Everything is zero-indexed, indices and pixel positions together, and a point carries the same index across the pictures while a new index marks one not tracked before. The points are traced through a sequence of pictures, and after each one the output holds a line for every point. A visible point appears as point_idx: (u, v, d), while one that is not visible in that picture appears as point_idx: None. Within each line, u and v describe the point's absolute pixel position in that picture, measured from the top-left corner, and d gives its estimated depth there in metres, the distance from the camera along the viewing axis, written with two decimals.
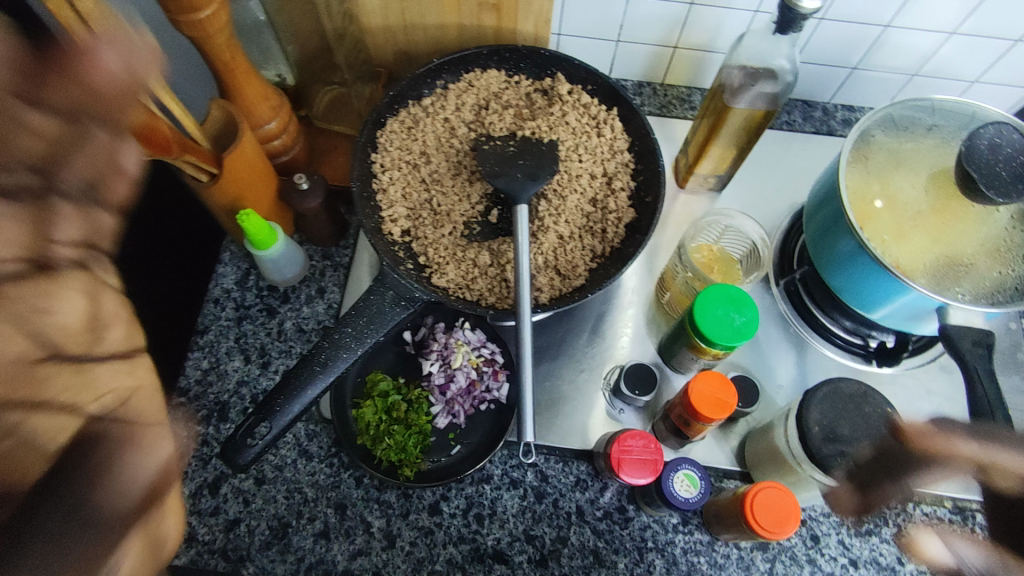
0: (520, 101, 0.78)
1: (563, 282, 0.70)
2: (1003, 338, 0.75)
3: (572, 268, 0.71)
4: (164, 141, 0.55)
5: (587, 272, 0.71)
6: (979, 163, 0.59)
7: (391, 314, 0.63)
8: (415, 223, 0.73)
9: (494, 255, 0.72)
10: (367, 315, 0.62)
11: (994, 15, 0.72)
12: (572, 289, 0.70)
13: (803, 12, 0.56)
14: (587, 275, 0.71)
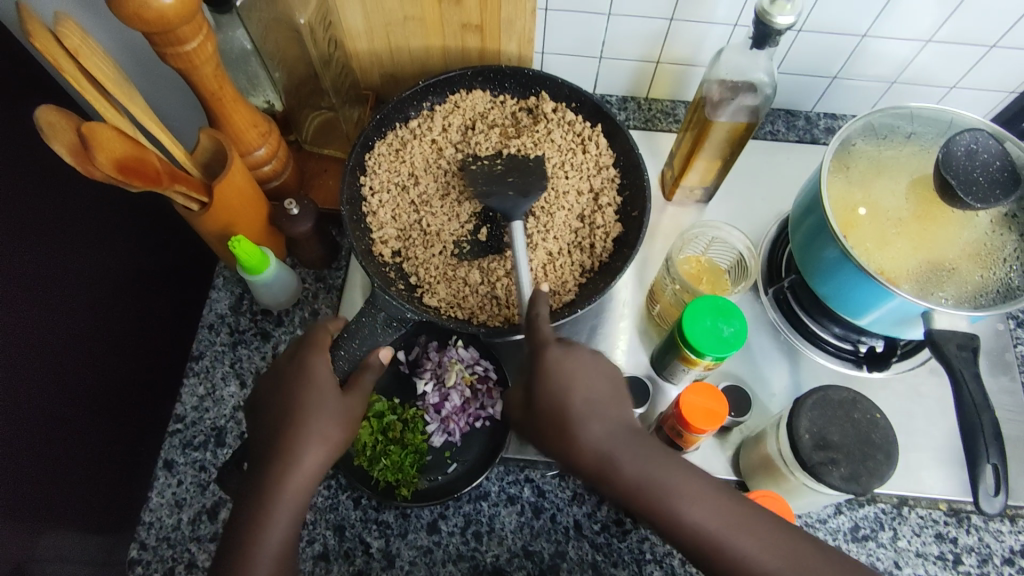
0: (506, 120, 0.79)
1: (553, 298, 0.71)
2: (991, 339, 0.76)
3: (561, 284, 0.72)
4: (155, 173, 0.55)
5: (576, 287, 0.72)
6: (957, 170, 0.60)
7: (382, 337, 0.63)
8: (405, 244, 0.74)
9: (484, 272, 0.72)
10: (359, 337, 0.62)
11: (968, 23, 0.74)
12: (562, 304, 0.71)
13: (777, 28, 0.58)
14: (575, 290, 0.72)
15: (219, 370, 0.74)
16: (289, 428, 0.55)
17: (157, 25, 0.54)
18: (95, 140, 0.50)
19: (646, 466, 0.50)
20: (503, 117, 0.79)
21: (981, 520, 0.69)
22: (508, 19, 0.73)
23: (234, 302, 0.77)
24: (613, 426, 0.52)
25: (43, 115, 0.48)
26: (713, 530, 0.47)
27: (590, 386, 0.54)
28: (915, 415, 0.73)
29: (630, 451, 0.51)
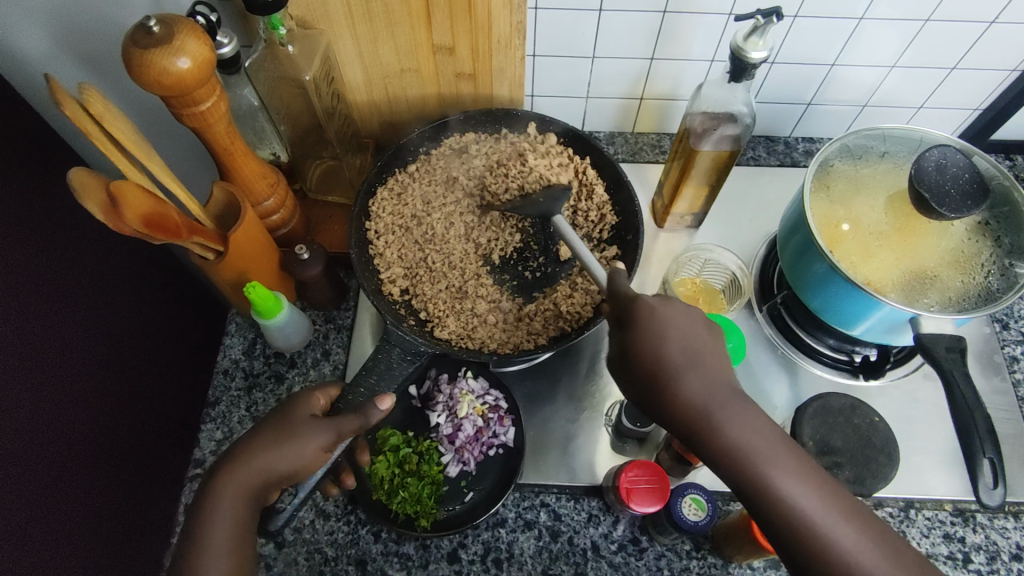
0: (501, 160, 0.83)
1: (567, 320, 0.73)
2: (979, 343, 0.80)
3: (577, 308, 0.74)
4: (174, 226, 0.58)
5: (591, 309, 0.74)
6: (930, 184, 0.63)
7: (400, 368, 0.65)
8: (412, 282, 0.76)
9: (491, 304, 0.76)
10: (376, 372, 0.64)
11: (928, 48, 0.79)
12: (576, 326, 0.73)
13: (752, 62, 0.62)
14: (592, 308, 0.74)
15: (235, 415, 0.76)
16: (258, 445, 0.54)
17: (175, 89, 0.58)
18: (123, 198, 0.53)
19: (744, 426, 0.47)
20: (491, 151, 0.83)
21: (986, 518, 0.71)
22: (499, 66, 0.78)
23: (247, 346, 0.79)
24: (710, 382, 0.49)
25: (77, 177, 0.50)
26: (810, 512, 0.45)
27: (687, 337, 0.51)
28: (913, 419, 0.76)
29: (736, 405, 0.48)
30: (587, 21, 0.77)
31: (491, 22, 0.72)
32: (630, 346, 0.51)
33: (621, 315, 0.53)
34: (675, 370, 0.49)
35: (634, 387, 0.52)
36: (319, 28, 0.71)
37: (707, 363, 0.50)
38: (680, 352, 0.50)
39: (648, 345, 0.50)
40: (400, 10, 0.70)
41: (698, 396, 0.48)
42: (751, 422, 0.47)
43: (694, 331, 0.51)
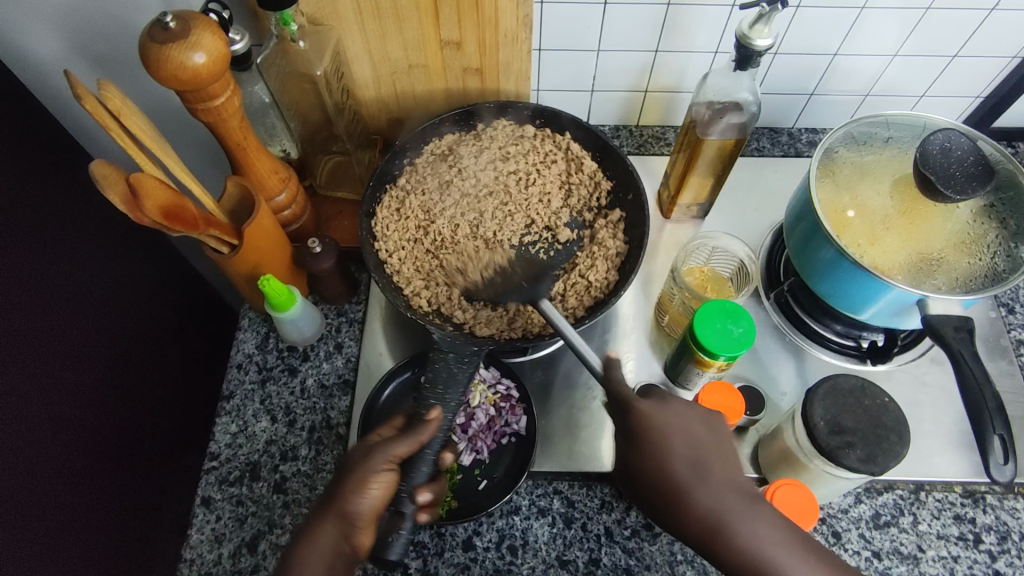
0: (489, 156, 0.84)
1: (598, 289, 0.75)
2: (985, 326, 0.80)
3: (602, 276, 0.75)
4: (193, 217, 0.59)
5: (617, 274, 0.75)
6: (935, 166, 0.64)
7: (462, 374, 0.63)
8: (432, 291, 0.75)
9: (523, 293, 0.75)
10: (442, 381, 0.63)
11: (929, 37, 0.80)
12: (608, 293, 0.74)
13: (758, 49, 0.63)
14: (615, 274, 0.75)
15: (250, 407, 0.76)
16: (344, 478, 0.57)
17: (191, 83, 0.59)
18: (143, 189, 0.54)
19: (726, 497, 0.53)
20: (477, 150, 0.84)
21: (997, 499, 0.71)
22: (505, 60, 0.79)
23: (260, 340, 0.80)
24: (696, 455, 0.54)
25: (98, 168, 0.52)
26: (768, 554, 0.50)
27: (686, 438, 0.54)
28: (922, 402, 0.76)
29: (728, 492, 0.53)
30: (592, 15, 0.78)
31: (498, 17, 0.73)
32: (632, 460, 0.56)
33: (627, 425, 0.56)
34: (673, 474, 0.53)
35: (637, 485, 0.56)
36: (329, 25, 0.72)
37: (702, 460, 0.54)
38: (687, 467, 0.53)
39: (654, 455, 0.54)
40: (409, 6, 0.71)
41: (682, 472, 0.53)
42: (752, 511, 0.52)
43: (692, 429, 0.55)
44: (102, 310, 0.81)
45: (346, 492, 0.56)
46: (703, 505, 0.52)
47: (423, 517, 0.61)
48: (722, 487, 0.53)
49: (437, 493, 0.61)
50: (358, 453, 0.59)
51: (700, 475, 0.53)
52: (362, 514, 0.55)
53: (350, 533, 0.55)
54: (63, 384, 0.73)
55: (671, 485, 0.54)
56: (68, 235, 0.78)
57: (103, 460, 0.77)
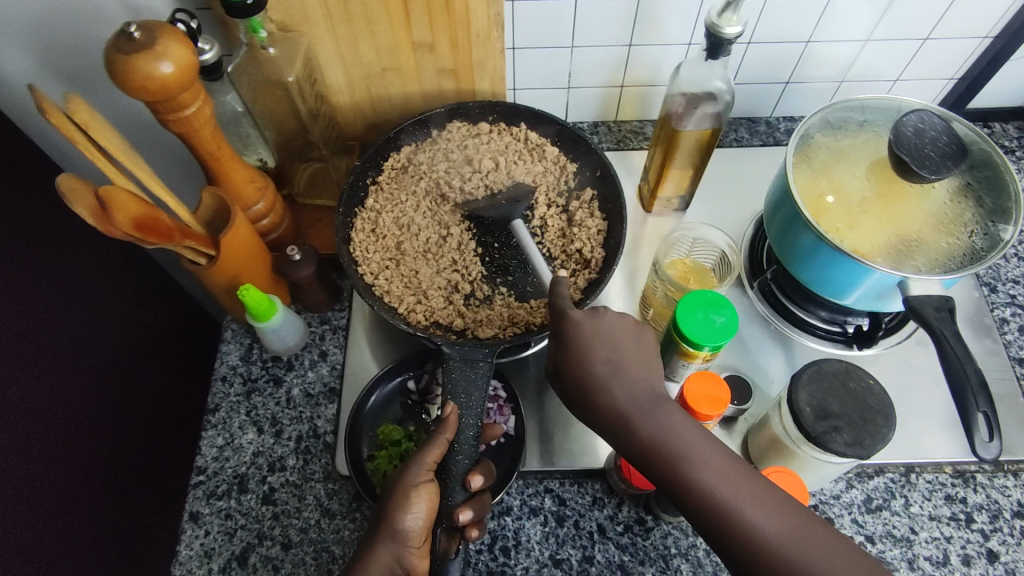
0: (449, 160, 0.83)
1: (588, 268, 0.76)
2: (969, 306, 0.80)
3: (588, 254, 0.76)
4: (167, 229, 0.59)
5: (602, 248, 0.76)
6: (909, 147, 0.64)
7: (481, 382, 0.64)
8: (425, 306, 0.73)
9: (514, 289, 0.76)
10: (463, 392, 0.64)
11: (899, 20, 0.81)
12: (598, 269, 0.75)
13: (727, 37, 0.63)
14: (602, 249, 0.76)
15: (236, 420, 0.76)
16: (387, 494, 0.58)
17: (158, 93, 0.58)
18: (113, 202, 0.54)
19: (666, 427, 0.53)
20: (437, 155, 0.83)
21: (987, 478, 0.72)
22: (479, 60, 0.78)
23: (244, 351, 0.79)
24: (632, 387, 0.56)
25: (66, 183, 0.51)
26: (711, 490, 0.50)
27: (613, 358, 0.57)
28: (908, 384, 0.76)
29: (673, 423, 0.53)
30: (564, 12, 0.78)
31: (469, 16, 0.73)
32: (563, 368, 0.58)
33: (557, 329, 0.60)
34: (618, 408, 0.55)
35: (583, 408, 0.58)
36: (299, 31, 0.72)
37: (642, 397, 0.55)
38: (605, 361, 0.57)
39: (576, 363, 0.57)
40: (378, 9, 0.71)
41: (625, 405, 0.55)
42: (694, 442, 0.52)
43: (619, 327, 0.59)
44: (81, 329, 0.80)
45: (394, 511, 0.56)
46: (644, 434, 0.54)
47: (474, 535, 0.61)
48: (666, 416, 0.54)
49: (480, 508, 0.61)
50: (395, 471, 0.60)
51: (644, 406, 0.55)
52: (413, 531, 0.56)
53: (404, 553, 0.56)
54: (42, 404, 0.72)
55: (622, 412, 0.55)
56: (42, 253, 0.77)
57: (86, 480, 0.76)
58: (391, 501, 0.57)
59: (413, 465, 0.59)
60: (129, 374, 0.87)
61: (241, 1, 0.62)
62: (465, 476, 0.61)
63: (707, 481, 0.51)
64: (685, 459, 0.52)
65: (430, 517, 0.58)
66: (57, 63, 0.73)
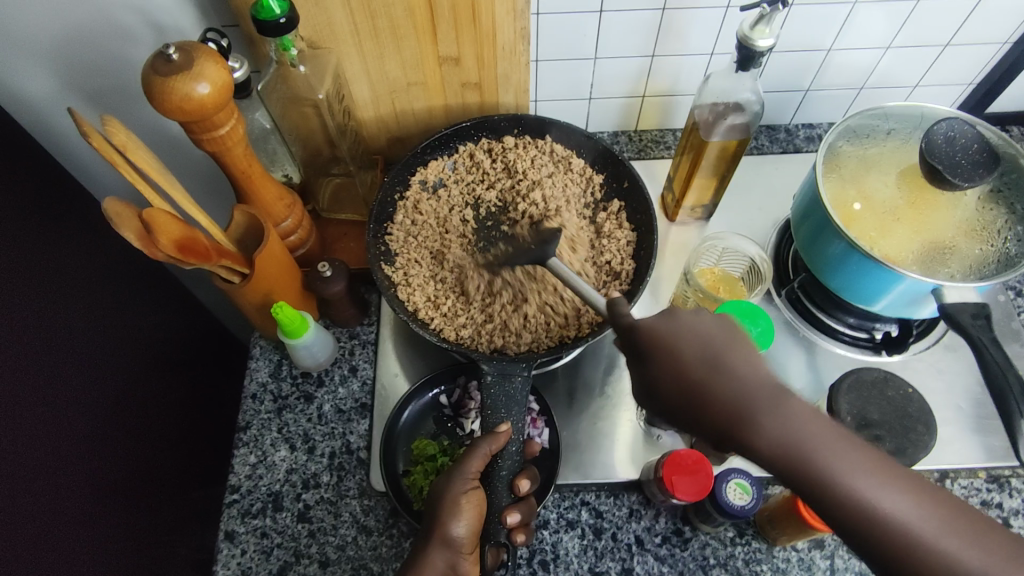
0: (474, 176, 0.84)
1: (618, 280, 0.76)
2: (995, 310, 0.81)
3: (619, 266, 0.77)
4: (205, 249, 0.59)
5: (632, 260, 0.77)
6: (941, 155, 0.65)
7: (520, 395, 0.64)
8: (458, 322, 0.74)
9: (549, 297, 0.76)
10: (503, 405, 0.64)
11: (920, 28, 0.81)
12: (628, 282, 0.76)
13: (759, 49, 0.63)
14: (632, 262, 0.77)
15: (268, 437, 0.75)
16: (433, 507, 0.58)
17: (194, 114, 0.58)
18: (155, 224, 0.54)
19: (760, 387, 0.46)
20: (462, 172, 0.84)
21: (1021, 482, 0.72)
22: (504, 73, 0.79)
23: (273, 368, 0.79)
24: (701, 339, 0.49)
25: (110, 206, 0.51)
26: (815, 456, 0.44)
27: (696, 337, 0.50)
28: (939, 390, 0.76)
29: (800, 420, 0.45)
30: (589, 24, 0.78)
31: (497, 31, 0.73)
32: (652, 378, 0.50)
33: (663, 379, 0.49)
34: (687, 365, 0.48)
35: (684, 417, 0.49)
36: (327, 47, 0.72)
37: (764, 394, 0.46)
38: (697, 360, 0.48)
39: (670, 369, 0.49)
40: (406, 24, 0.71)
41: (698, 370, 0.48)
42: (826, 445, 0.44)
43: (710, 329, 0.50)
44: (106, 349, 0.80)
45: (443, 520, 0.56)
46: (771, 437, 0.45)
47: (520, 540, 0.61)
48: (792, 414, 0.45)
49: (527, 512, 0.61)
50: (439, 482, 0.60)
51: (784, 417, 0.45)
52: (464, 539, 0.56)
53: (457, 561, 0.56)
54: (71, 427, 0.72)
55: (758, 425, 0.45)
56: (67, 274, 0.77)
57: (116, 501, 0.76)
58: (441, 509, 0.57)
59: (458, 474, 0.59)
60: (154, 392, 0.87)
61: (274, 20, 0.62)
62: (513, 480, 0.61)
63: (860, 489, 0.42)
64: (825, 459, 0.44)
65: (478, 524, 0.58)
66: (84, 82, 0.73)
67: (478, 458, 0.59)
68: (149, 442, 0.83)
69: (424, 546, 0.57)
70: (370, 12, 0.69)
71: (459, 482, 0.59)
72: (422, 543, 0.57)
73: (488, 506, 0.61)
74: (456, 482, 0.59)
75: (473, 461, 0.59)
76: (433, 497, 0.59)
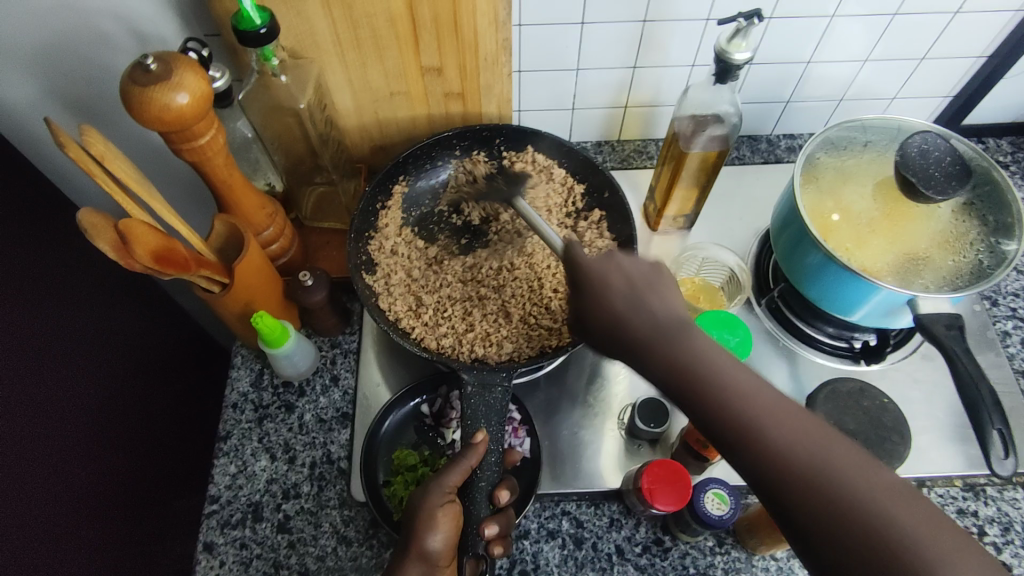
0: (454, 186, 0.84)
1: None
2: (972, 320, 0.82)
3: None
4: (183, 259, 0.59)
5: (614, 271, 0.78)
6: (915, 168, 0.66)
7: (497, 407, 0.65)
8: (439, 324, 0.74)
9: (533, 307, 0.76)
10: (482, 417, 0.64)
11: (896, 42, 0.82)
12: None
13: (737, 63, 0.64)
14: None
15: (248, 447, 0.75)
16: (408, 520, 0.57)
17: (174, 125, 0.58)
18: (132, 235, 0.54)
19: (681, 335, 0.49)
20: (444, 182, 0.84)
21: (996, 491, 0.73)
22: (486, 84, 0.79)
23: (255, 377, 0.79)
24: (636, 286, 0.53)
25: (87, 218, 0.51)
26: (731, 397, 0.44)
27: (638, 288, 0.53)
28: (917, 399, 0.77)
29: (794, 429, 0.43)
30: (570, 35, 0.79)
31: (478, 41, 0.73)
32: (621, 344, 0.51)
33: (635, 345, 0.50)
34: (625, 317, 0.51)
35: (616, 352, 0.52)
36: (310, 57, 0.72)
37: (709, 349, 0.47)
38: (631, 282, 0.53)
39: (633, 332, 0.51)
40: (388, 35, 0.71)
41: (637, 322, 0.51)
42: (732, 373, 0.46)
43: (636, 268, 0.54)
44: (85, 358, 0.79)
45: (418, 533, 0.56)
46: (707, 381, 0.46)
47: (498, 552, 0.61)
48: (706, 352, 0.47)
49: (504, 525, 0.62)
50: (415, 494, 0.60)
51: (674, 338, 0.49)
52: (439, 553, 0.57)
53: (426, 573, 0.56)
54: (49, 438, 0.71)
55: (679, 362, 0.47)
56: (47, 283, 0.76)
57: (95, 512, 0.75)
58: (416, 523, 0.57)
59: (435, 487, 0.59)
60: (134, 402, 0.86)
61: (255, 30, 0.62)
62: (491, 492, 0.62)
63: (776, 442, 0.42)
64: (754, 420, 0.43)
65: (454, 537, 0.58)
66: (65, 89, 0.73)
67: (459, 470, 0.59)
68: (129, 452, 0.82)
69: (401, 561, 0.57)
70: (352, 23, 0.69)
71: (438, 495, 0.58)
72: (400, 555, 0.57)
73: (466, 517, 0.61)
74: (436, 494, 0.58)
75: (454, 474, 0.59)
76: (409, 508, 0.59)
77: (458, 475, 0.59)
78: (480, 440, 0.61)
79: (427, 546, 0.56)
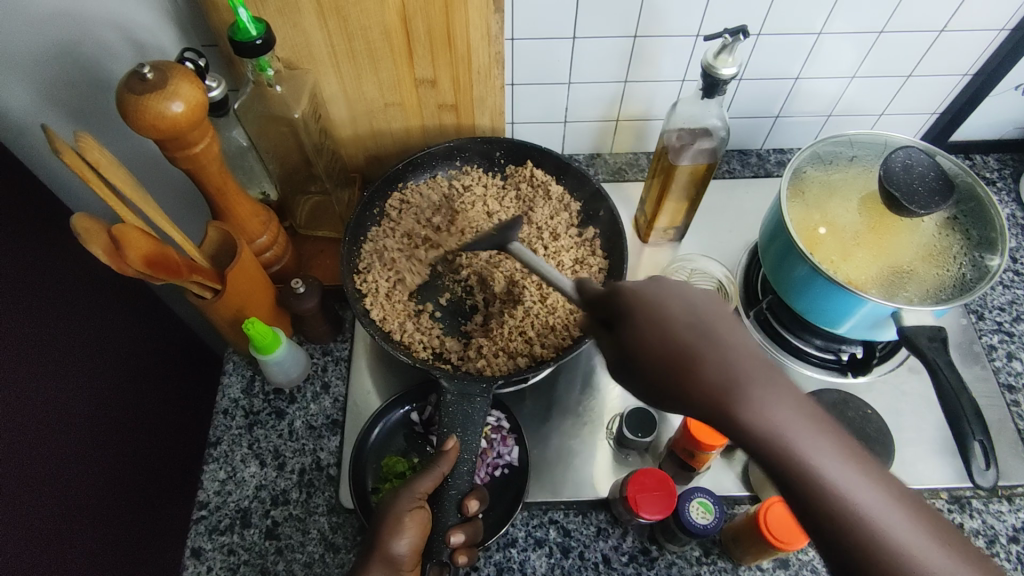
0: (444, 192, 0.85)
1: None
2: (957, 334, 0.83)
3: None
4: (175, 266, 0.60)
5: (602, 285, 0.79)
6: (899, 183, 0.66)
7: (479, 416, 0.65)
8: None
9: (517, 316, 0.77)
10: (459, 426, 0.64)
11: (883, 59, 0.84)
12: None
13: (723, 77, 0.65)
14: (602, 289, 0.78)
15: (237, 453, 0.75)
16: (377, 523, 0.58)
17: (169, 132, 0.59)
18: (125, 240, 0.54)
19: (738, 354, 0.42)
20: (433, 189, 0.85)
21: (982, 503, 0.73)
22: (479, 96, 0.80)
23: (246, 384, 0.79)
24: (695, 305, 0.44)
25: (80, 222, 0.51)
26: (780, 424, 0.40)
27: (689, 304, 0.44)
28: (903, 411, 0.78)
29: (786, 400, 0.41)
30: (562, 49, 0.80)
31: (471, 53, 0.74)
32: (631, 340, 0.44)
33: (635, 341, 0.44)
34: (677, 333, 0.43)
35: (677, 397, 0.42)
36: (305, 68, 0.74)
37: (856, 455, 0.41)
38: (690, 328, 0.43)
39: (652, 327, 0.44)
40: (382, 47, 0.72)
41: (686, 332, 0.43)
42: (800, 414, 0.40)
43: (700, 296, 0.45)
44: (76, 364, 0.80)
45: (385, 538, 0.56)
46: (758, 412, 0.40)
47: (462, 561, 0.60)
48: (778, 395, 0.41)
49: (473, 534, 0.61)
50: (387, 498, 0.60)
51: (754, 374, 0.41)
52: (407, 557, 0.57)
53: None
54: (41, 440, 0.72)
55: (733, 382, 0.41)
56: (40, 288, 0.77)
57: (85, 516, 0.75)
58: (383, 525, 0.57)
59: (405, 492, 0.59)
60: (125, 409, 0.86)
61: (250, 42, 0.63)
62: (463, 500, 0.62)
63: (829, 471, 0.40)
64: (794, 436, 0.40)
65: (423, 542, 0.58)
66: (66, 100, 0.75)
67: (430, 477, 0.60)
68: (119, 457, 0.83)
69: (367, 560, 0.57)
70: (346, 34, 0.70)
71: (410, 500, 0.59)
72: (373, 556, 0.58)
73: (435, 524, 0.61)
74: (407, 497, 0.59)
75: (426, 480, 0.60)
76: (380, 511, 0.59)
77: (428, 481, 0.60)
78: (451, 446, 0.62)
79: (396, 551, 0.56)
